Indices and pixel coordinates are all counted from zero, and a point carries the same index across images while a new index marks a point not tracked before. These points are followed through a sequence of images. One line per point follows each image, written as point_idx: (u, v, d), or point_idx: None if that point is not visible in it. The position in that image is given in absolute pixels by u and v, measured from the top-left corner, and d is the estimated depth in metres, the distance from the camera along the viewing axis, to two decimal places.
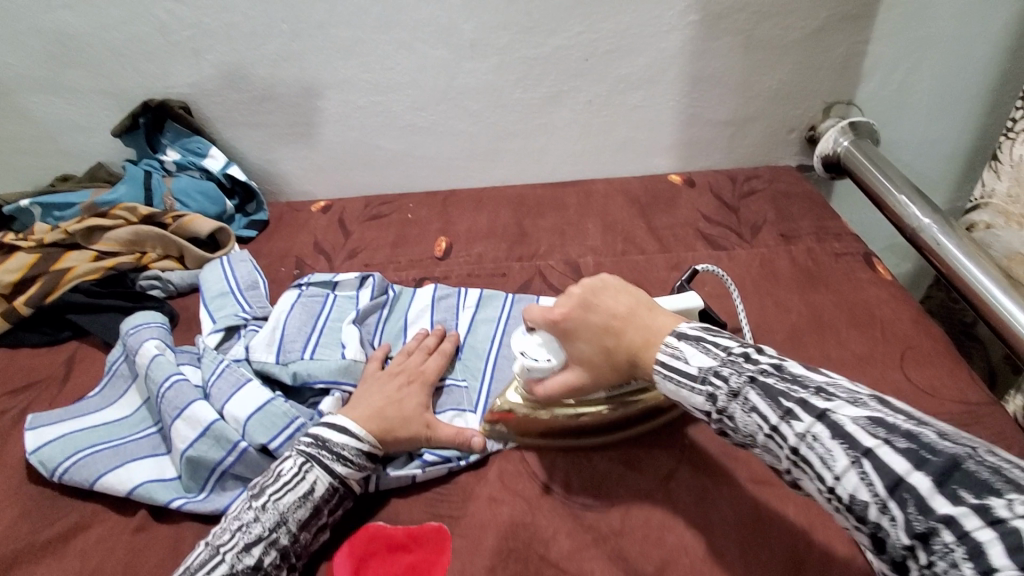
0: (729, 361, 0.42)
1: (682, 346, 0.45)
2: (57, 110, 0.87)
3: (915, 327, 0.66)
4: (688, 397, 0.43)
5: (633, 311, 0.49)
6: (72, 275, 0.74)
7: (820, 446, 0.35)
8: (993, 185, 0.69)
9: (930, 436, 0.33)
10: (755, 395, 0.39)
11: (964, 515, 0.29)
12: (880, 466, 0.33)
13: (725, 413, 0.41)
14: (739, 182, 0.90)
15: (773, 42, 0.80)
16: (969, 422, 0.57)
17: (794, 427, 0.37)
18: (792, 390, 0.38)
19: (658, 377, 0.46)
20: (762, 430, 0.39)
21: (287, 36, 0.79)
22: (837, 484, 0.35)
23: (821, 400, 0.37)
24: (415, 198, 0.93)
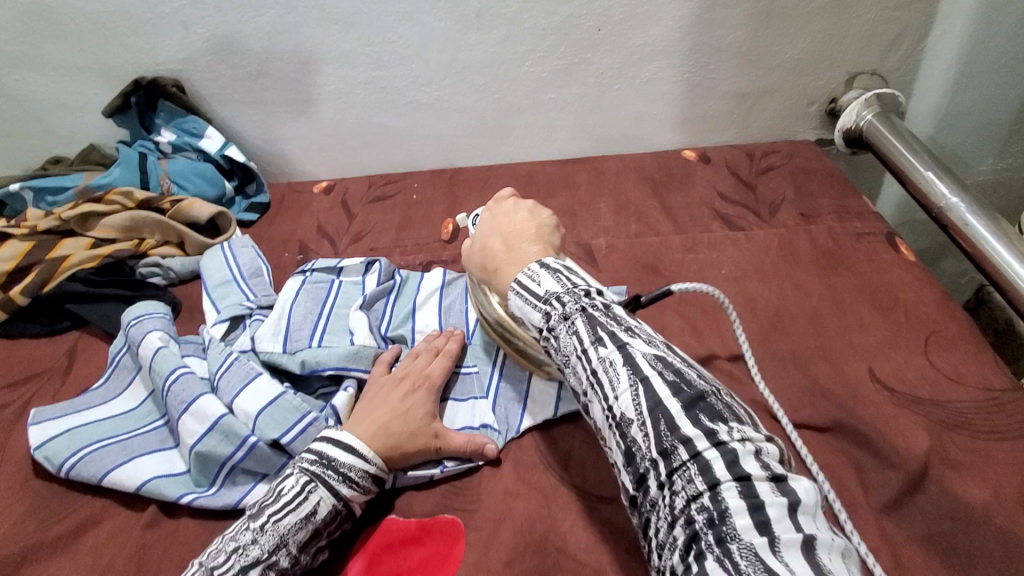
0: (572, 291, 0.43)
1: (541, 271, 0.45)
2: (46, 90, 0.83)
3: (939, 310, 0.64)
4: (530, 314, 0.44)
5: (515, 235, 0.52)
6: (69, 264, 0.72)
7: (613, 371, 0.38)
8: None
9: (692, 376, 0.38)
10: (581, 322, 0.41)
11: (698, 437, 0.35)
12: (650, 391, 0.37)
13: (552, 332, 0.43)
14: (756, 157, 0.86)
15: (795, 9, 0.75)
16: (993, 409, 0.55)
17: (601, 353, 0.39)
18: (610, 323, 0.41)
19: (512, 296, 0.46)
20: (576, 351, 0.41)
21: (282, 7, 0.74)
22: (615, 404, 0.38)
23: (625, 335, 0.40)
24: (421, 177, 0.90)
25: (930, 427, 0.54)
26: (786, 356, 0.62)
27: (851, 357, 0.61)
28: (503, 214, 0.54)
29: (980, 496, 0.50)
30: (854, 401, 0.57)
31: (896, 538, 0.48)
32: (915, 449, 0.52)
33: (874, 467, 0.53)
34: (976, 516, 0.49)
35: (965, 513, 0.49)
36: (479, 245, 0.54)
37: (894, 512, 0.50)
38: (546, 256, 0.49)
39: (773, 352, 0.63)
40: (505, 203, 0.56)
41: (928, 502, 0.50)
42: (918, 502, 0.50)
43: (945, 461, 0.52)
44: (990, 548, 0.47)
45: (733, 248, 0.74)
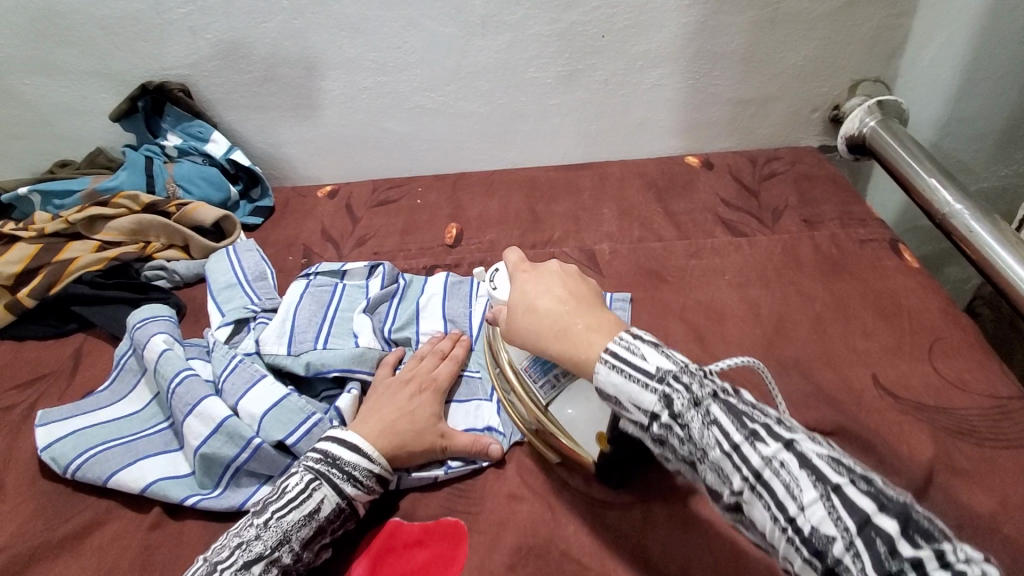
0: (688, 370, 0.40)
1: (639, 342, 0.42)
2: (54, 94, 0.84)
3: (943, 317, 0.64)
4: (637, 394, 0.40)
5: (580, 298, 0.48)
6: (75, 267, 0.73)
7: (787, 474, 0.34)
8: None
9: (878, 481, 0.34)
10: (719, 410, 0.37)
11: (926, 558, 0.30)
12: (848, 503, 0.32)
13: (678, 420, 0.38)
14: (759, 164, 0.87)
15: (799, 16, 0.76)
16: (999, 416, 0.55)
17: (760, 451, 0.35)
18: (755, 414, 0.37)
19: (603, 370, 0.42)
20: (720, 448, 0.36)
21: (289, 12, 0.75)
22: (800, 516, 0.33)
23: (784, 430, 0.36)
24: (424, 182, 0.90)
25: (935, 435, 0.54)
26: (790, 363, 0.62)
27: (856, 364, 0.61)
28: (551, 277, 0.50)
29: (986, 504, 0.50)
30: (859, 408, 0.57)
31: None
32: (919, 458, 0.53)
33: (879, 474, 0.53)
34: (983, 525, 0.48)
35: (972, 521, 0.49)
36: (533, 307, 0.48)
37: None
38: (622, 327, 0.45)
39: (777, 358, 0.63)
40: (549, 265, 0.52)
41: (934, 510, 0.50)
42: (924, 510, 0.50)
43: (949, 468, 0.52)
44: (997, 555, 0.47)
45: (737, 254, 0.74)
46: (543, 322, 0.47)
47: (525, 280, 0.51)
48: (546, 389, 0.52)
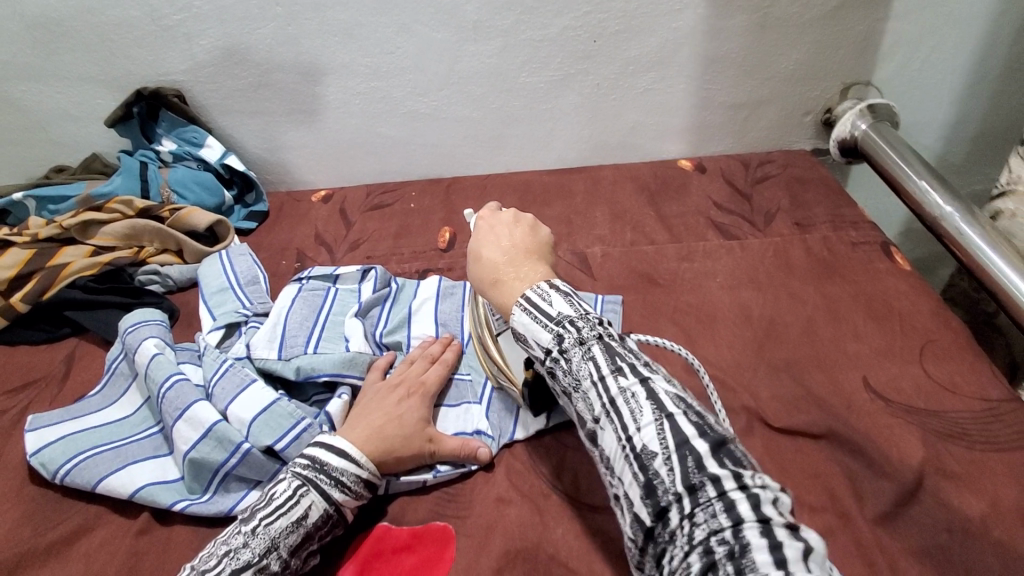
0: (585, 318, 0.45)
1: (552, 291, 0.47)
2: (51, 99, 0.85)
3: (934, 319, 0.64)
4: (537, 332, 0.46)
5: (519, 251, 0.54)
6: (69, 271, 0.73)
7: (634, 401, 0.40)
8: (1020, 172, 0.65)
9: (710, 419, 0.40)
10: (598, 349, 0.43)
11: (725, 477, 0.35)
12: (675, 428, 0.38)
13: (564, 356, 0.44)
14: (751, 167, 0.87)
15: (789, 21, 0.76)
16: (990, 419, 0.55)
17: (620, 382, 0.41)
18: (627, 356, 0.42)
19: (518, 312, 0.47)
20: (590, 378, 0.42)
21: (283, 19, 0.75)
22: (636, 435, 0.39)
23: (645, 369, 0.42)
24: (418, 186, 0.91)
25: (926, 438, 0.54)
26: (780, 365, 0.62)
27: (846, 366, 0.61)
28: (503, 227, 0.56)
29: (977, 508, 0.49)
30: (849, 410, 0.57)
31: (892, 550, 0.48)
32: (908, 461, 0.53)
33: (868, 477, 0.53)
34: (974, 529, 0.48)
35: (961, 525, 0.49)
36: (478, 255, 0.55)
37: (890, 523, 0.50)
38: (549, 277, 0.51)
39: (767, 360, 0.63)
40: (504, 216, 0.57)
41: (924, 514, 0.50)
42: (914, 513, 0.50)
43: (940, 471, 0.52)
44: (987, 560, 0.47)
45: (728, 257, 0.74)
46: (482, 269, 0.54)
47: (481, 229, 0.57)
48: (499, 321, 0.60)
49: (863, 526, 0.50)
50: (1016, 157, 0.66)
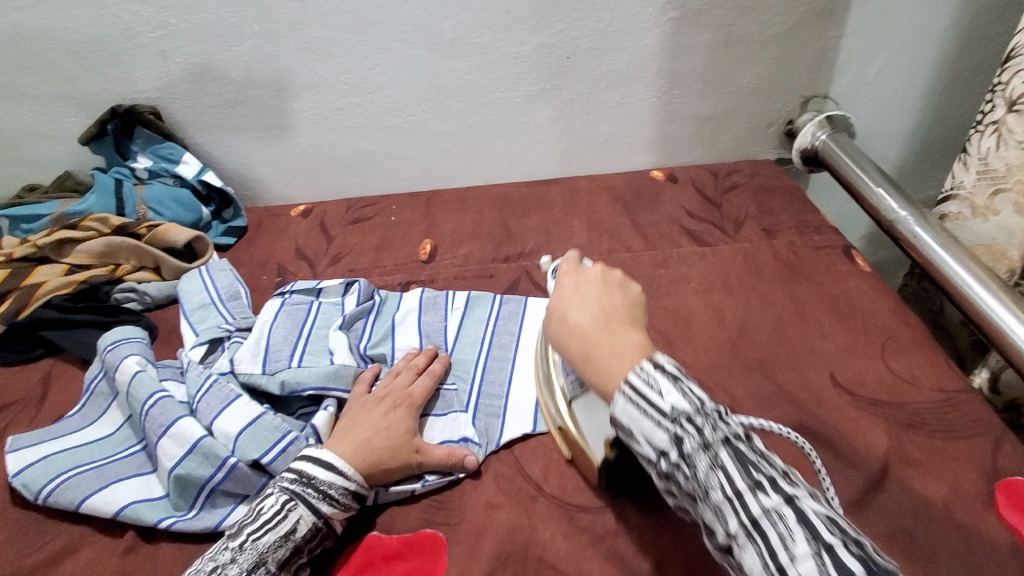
0: (704, 412, 0.37)
1: (658, 375, 0.39)
2: (20, 118, 0.83)
3: (894, 317, 0.68)
4: (650, 431, 0.38)
5: (611, 315, 0.46)
6: (43, 291, 0.72)
7: (783, 526, 0.32)
8: (962, 177, 0.70)
9: (870, 546, 0.32)
10: (726, 455, 0.35)
11: None
12: (839, 562, 0.30)
13: (685, 460, 0.36)
14: (720, 176, 0.91)
15: (750, 38, 0.80)
16: (948, 409, 0.59)
17: (760, 500, 0.34)
18: (763, 464, 0.35)
19: (620, 400, 0.40)
20: (723, 491, 0.34)
21: (260, 36, 0.76)
22: (791, 569, 0.31)
23: (787, 483, 0.34)
24: (398, 200, 0.92)
25: (890, 429, 0.57)
26: (753, 364, 0.65)
27: (815, 364, 0.64)
28: (589, 284, 0.50)
29: (938, 492, 0.53)
30: (818, 405, 0.60)
31: (863, 535, 0.51)
32: (874, 451, 0.56)
33: (839, 467, 0.55)
34: (936, 512, 0.51)
35: (926, 509, 0.52)
36: (564, 320, 0.48)
37: (859, 510, 0.52)
38: (648, 350, 0.43)
39: (742, 361, 0.65)
40: (590, 274, 0.51)
41: (890, 500, 0.52)
42: (881, 500, 0.53)
43: (903, 460, 0.55)
44: (948, 539, 0.50)
45: (701, 262, 0.77)
46: (571, 339, 0.47)
47: (565, 289, 0.50)
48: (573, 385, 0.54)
49: None
50: (959, 163, 0.71)
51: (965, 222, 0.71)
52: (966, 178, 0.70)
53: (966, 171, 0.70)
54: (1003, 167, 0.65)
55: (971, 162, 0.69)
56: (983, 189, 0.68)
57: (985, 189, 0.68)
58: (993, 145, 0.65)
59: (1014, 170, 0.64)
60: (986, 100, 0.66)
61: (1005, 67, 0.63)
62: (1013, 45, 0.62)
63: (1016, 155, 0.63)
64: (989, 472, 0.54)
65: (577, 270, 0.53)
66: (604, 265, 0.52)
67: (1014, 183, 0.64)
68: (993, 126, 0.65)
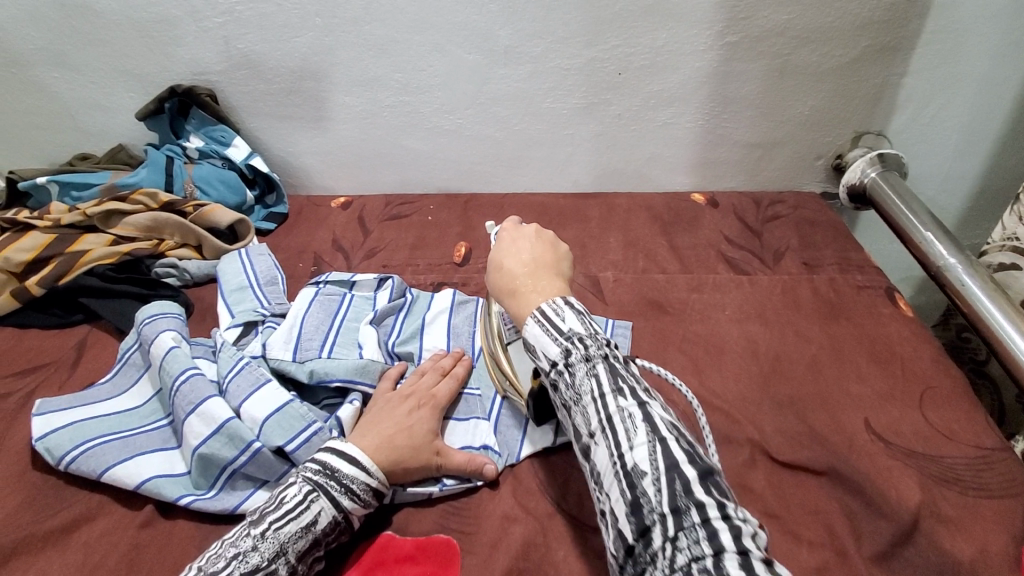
0: (594, 337, 0.45)
1: (566, 308, 0.47)
2: (83, 90, 0.86)
3: (935, 367, 0.66)
4: (547, 344, 0.46)
5: (539, 265, 0.54)
6: (87, 258, 0.74)
7: (630, 423, 0.40)
8: (1015, 228, 0.70)
9: (701, 451, 0.40)
10: (602, 367, 0.43)
11: (711, 505, 0.35)
12: (666, 450, 0.38)
13: (568, 369, 0.45)
14: (763, 206, 0.89)
15: (807, 69, 0.79)
16: (983, 467, 0.56)
17: (619, 402, 0.41)
18: (630, 379, 0.43)
19: (531, 323, 0.48)
20: (591, 394, 0.43)
21: (320, 29, 0.77)
22: (629, 454, 0.39)
23: (645, 396, 0.42)
24: (437, 200, 0.92)
25: (923, 482, 0.55)
26: (784, 401, 0.63)
27: (849, 407, 0.63)
28: (525, 241, 0.56)
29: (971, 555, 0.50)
30: (850, 450, 0.58)
31: None
32: (907, 503, 0.53)
33: (866, 516, 0.53)
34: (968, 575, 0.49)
35: (955, 569, 0.49)
36: (499, 264, 0.55)
37: (885, 563, 0.51)
38: (564, 291, 0.51)
39: (772, 396, 0.64)
40: (527, 231, 0.58)
41: (918, 556, 0.51)
42: (909, 555, 0.51)
43: (936, 516, 0.53)
44: None
45: (737, 291, 0.76)
46: (503, 280, 0.54)
47: (505, 239, 0.57)
48: (511, 331, 0.62)
49: (858, 563, 0.50)
50: (1011, 214, 0.70)
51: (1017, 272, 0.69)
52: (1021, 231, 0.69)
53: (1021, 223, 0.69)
54: None
55: None
56: None
57: None
58: None
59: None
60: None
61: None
62: None
63: None
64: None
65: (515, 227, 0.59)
66: (539, 228, 0.58)
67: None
68: None
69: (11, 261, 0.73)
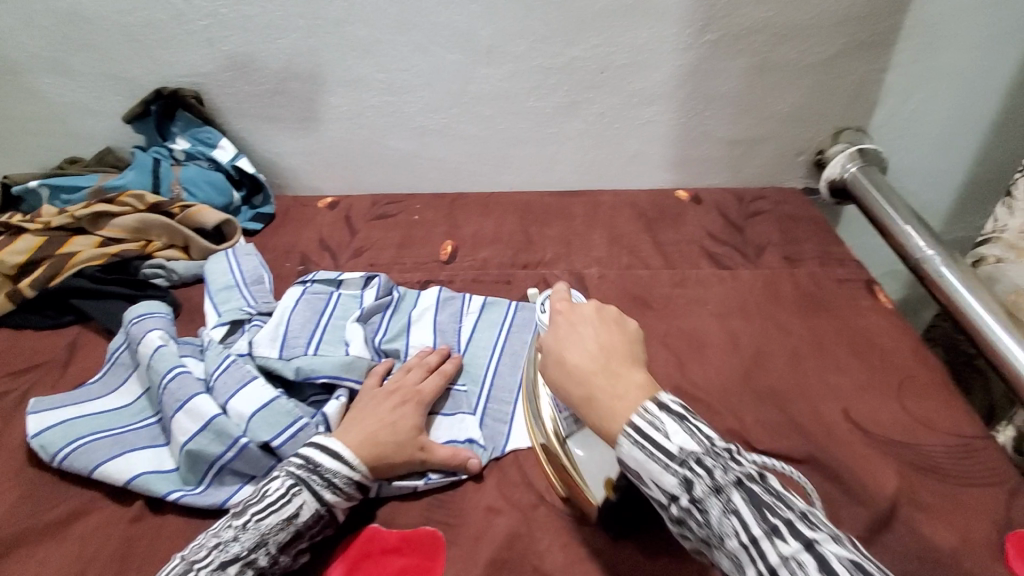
0: (713, 452, 0.39)
1: (662, 415, 0.41)
2: (69, 93, 0.87)
3: (913, 357, 0.67)
4: (659, 475, 0.39)
5: (611, 356, 0.47)
6: (77, 260, 0.75)
7: (802, 573, 0.33)
8: (1005, 221, 0.71)
9: None
10: (738, 497, 0.37)
11: None
12: None
13: (697, 505, 0.38)
14: (746, 202, 0.90)
15: (787, 66, 0.80)
16: (961, 455, 0.58)
17: (778, 545, 0.34)
18: (777, 506, 0.36)
19: (625, 442, 0.41)
20: (738, 537, 0.36)
21: (304, 31, 0.78)
22: None
23: (806, 526, 0.35)
24: (423, 199, 0.93)
25: (900, 470, 0.56)
26: (766, 392, 0.64)
27: (829, 397, 0.64)
28: (586, 325, 0.50)
29: (945, 538, 0.51)
30: (829, 439, 0.60)
31: None
32: (882, 489, 0.55)
33: (844, 502, 0.55)
34: (940, 557, 0.50)
35: (930, 553, 0.51)
36: (560, 358, 0.48)
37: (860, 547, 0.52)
38: (652, 390, 0.44)
39: (754, 388, 0.65)
40: (585, 311, 0.51)
41: (895, 541, 0.52)
42: (885, 540, 0.52)
43: (911, 501, 0.54)
44: None
45: (720, 285, 0.77)
46: (570, 379, 0.47)
47: (560, 326, 0.51)
48: (568, 423, 0.55)
49: None
50: (1003, 207, 0.72)
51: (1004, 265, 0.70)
52: (1011, 223, 0.70)
53: (1011, 215, 0.70)
54: None
55: (1016, 207, 0.70)
56: None
57: None
58: None
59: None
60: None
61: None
62: None
63: None
64: (1000, 521, 0.52)
65: (570, 306, 0.53)
66: (596, 302, 0.53)
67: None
68: None
69: (5, 264, 0.74)
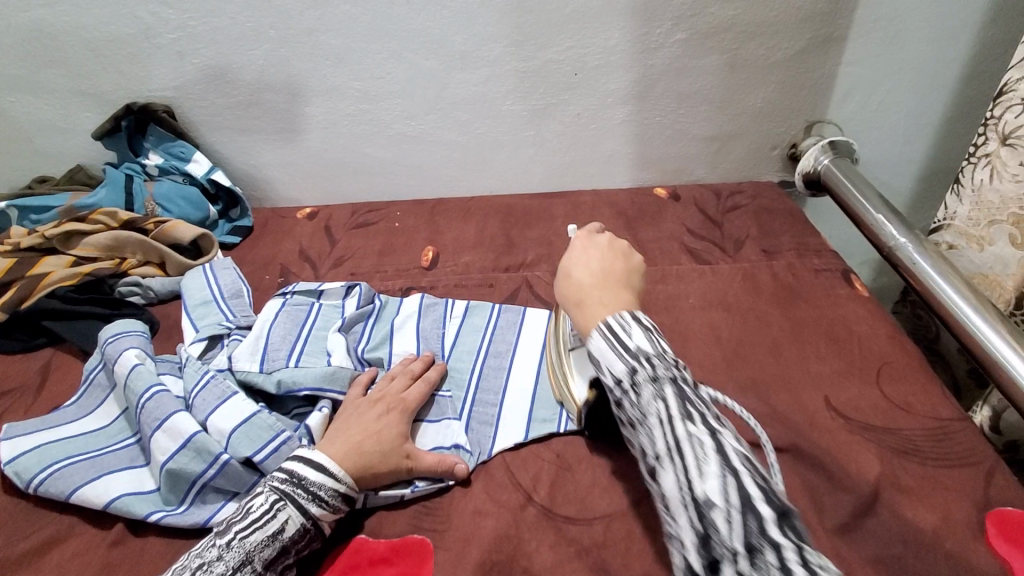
0: (661, 355, 0.44)
1: (633, 322, 0.46)
2: (38, 112, 0.85)
3: (890, 343, 0.68)
4: (612, 360, 0.44)
5: (608, 275, 0.52)
6: (48, 281, 0.74)
7: (701, 452, 0.37)
8: (955, 209, 0.73)
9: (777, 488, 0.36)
10: (670, 389, 0.41)
11: (790, 550, 0.33)
12: (740, 485, 0.35)
13: (634, 388, 0.43)
14: (723, 197, 0.91)
15: (756, 62, 0.82)
16: (940, 437, 0.59)
17: (688, 428, 0.39)
18: (700, 405, 0.41)
19: (596, 337, 0.47)
20: (659, 416, 0.40)
21: (275, 42, 0.78)
22: (698, 487, 0.36)
23: (716, 423, 0.39)
24: (403, 207, 0.93)
25: (881, 455, 0.57)
26: (747, 384, 0.65)
27: (809, 387, 0.64)
28: (596, 251, 0.55)
29: (928, 520, 0.52)
30: (811, 427, 0.60)
31: (851, 559, 0.50)
32: (865, 475, 0.55)
33: (828, 490, 0.55)
34: (925, 540, 0.51)
35: (915, 537, 0.51)
36: (567, 273, 0.54)
37: (847, 534, 0.52)
38: (633, 307, 0.49)
39: (736, 379, 0.66)
40: (600, 240, 0.56)
41: (879, 526, 0.52)
42: (870, 525, 0.52)
43: (894, 486, 0.55)
44: (936, 568, 0.49)
45: (700, 280, 0.78)
46: (569, 289, 0.53)
47: (574, 249, 0.56)
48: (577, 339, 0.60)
49: (821, 535, 0.52)
50: (952, 195, 0.74)
51: (958, 251, 0.74)
52: (960, 210, 0.73)
53: (960, 203, 0.72)
54: (998, 201, 0.67)
55: (964, 195, 0.72)
56: (976, 223, 0.71)
57: (978, 221, 0.70)
58: (986, 178, 0.68)
59: (1009, 203, 0.66)
60: (978, 133, 0.68)
61: (998, 100, 0.65)
62: (1005, 81, 0.64)
63: (1011, 188, 0.65)
64: (980, 501, 0.53)
65: (589, 235, 0.58)
66: (612, 237, 0.57)
67: (1007, 217, 0.67)
68: (986, 159, 0.68)
69: None
